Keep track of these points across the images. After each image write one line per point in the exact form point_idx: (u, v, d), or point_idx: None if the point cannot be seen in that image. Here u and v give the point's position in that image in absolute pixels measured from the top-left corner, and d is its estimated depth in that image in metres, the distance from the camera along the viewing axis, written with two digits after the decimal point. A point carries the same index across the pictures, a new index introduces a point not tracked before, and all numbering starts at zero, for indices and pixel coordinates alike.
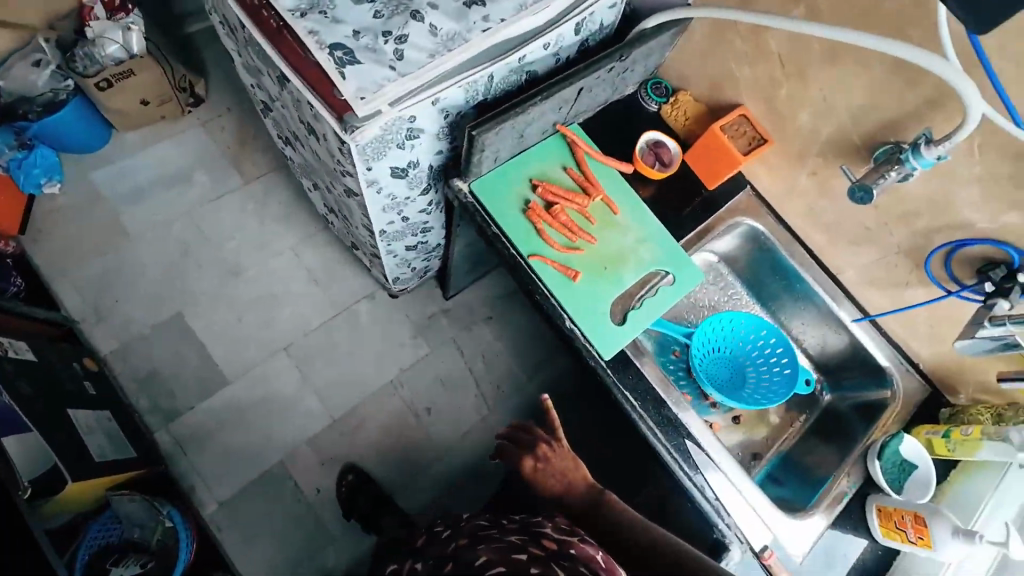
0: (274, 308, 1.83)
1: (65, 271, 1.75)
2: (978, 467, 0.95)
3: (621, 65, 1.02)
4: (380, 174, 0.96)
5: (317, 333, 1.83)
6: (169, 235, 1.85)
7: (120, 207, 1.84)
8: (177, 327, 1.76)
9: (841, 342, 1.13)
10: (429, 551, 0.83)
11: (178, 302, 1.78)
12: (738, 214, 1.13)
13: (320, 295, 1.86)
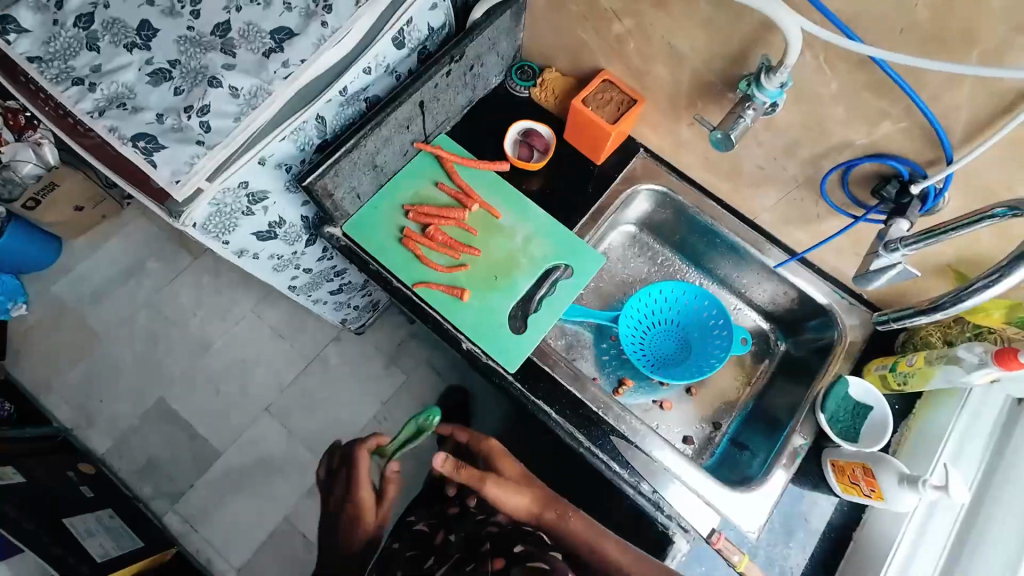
0: (248, 371, 1.85)
1: (48, 385, 1.82)
2: (934, 396, 0.86)
3: (463, 64, 0.97)
4: (246, 242, 0.94)
5: (292, 386, 1.83)
6: (134, 326, 1.89)
7: (85, 310, 1.90)
8: (162, 413, 1.81)
9: (776, 289, 1.07)
10: (449, 552, 0.79)
11: (157, 388, 1.83)
12: (637, 181, 1.07)
13: (290, 349, 1.86)
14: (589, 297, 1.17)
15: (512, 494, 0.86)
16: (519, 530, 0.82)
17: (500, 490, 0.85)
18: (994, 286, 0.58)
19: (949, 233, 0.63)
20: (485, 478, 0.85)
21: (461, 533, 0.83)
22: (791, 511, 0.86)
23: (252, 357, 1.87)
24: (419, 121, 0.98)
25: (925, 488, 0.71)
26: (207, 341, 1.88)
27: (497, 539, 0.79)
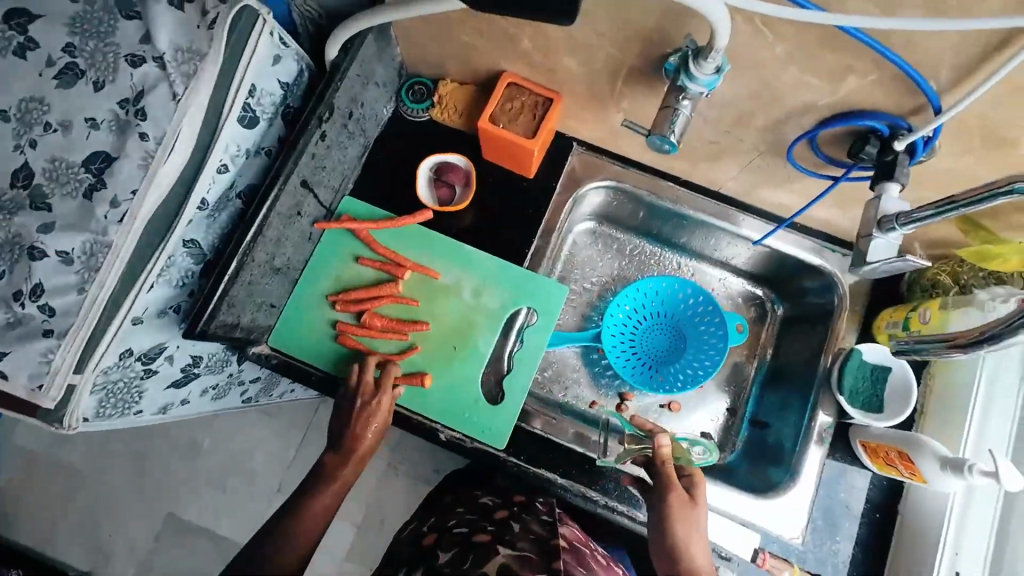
0: (245, 459, 1.42)
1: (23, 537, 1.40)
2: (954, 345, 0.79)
3: (339, 116, 0.80)
4: (165, 395, 0.82)
5: (299, 459, 1.42)
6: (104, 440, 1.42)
7: (55, 452, 1.44)
8: (178, 527, 1.42)
9: (760, 255, 0.98)
10: (499, 548, 0.73)
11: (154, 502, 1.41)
12: (580, 184, 0.94)
13: (272, 427, 1.43)
14: (565, 314, 1.06)
15: (677, 524, 0.70)
16: (577, 563, 0.73)
17: (679, 518, 0.70)
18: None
19: (966, 205, 0.55)
20: (694, 500, 0.72)
21: (525, 528, 0.77)
22: (832, 501, 0.82)
23: (250, 441, 1.44)
24: (310, 199, 0.82)
25: (972, 475, 0.64)
26: (197, 440, 1.45)
27: (535, 552, 0.72)
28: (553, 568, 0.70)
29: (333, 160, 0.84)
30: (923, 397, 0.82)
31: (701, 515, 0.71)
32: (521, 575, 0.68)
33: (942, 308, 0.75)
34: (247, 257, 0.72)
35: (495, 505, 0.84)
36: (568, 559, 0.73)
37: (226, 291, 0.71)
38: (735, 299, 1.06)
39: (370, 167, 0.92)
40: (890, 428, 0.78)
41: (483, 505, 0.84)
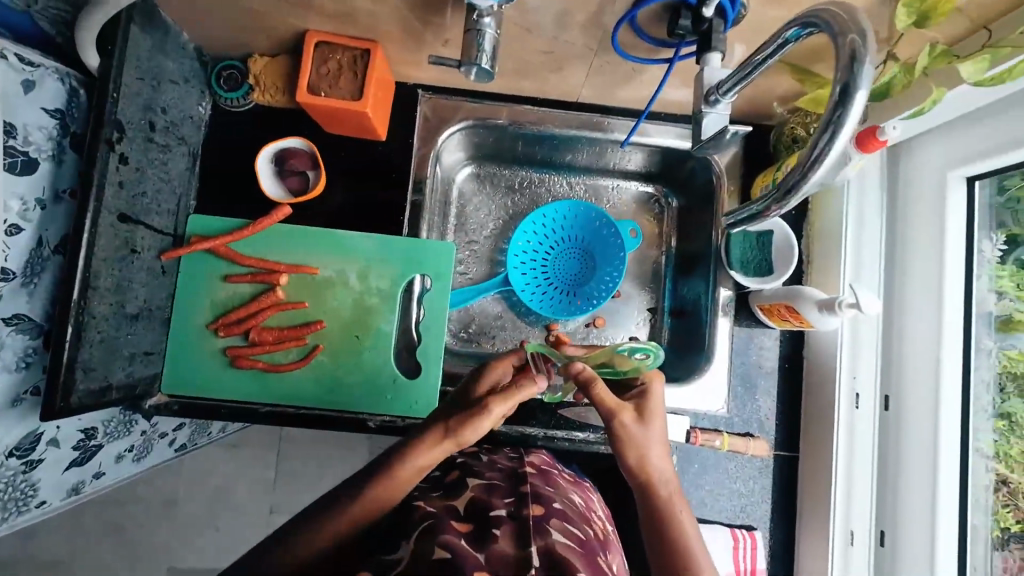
0: (218, 502, 1.35)
1: None
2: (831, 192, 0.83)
3: (137, 130, 0.69)
4: (69, 478, 0.77)
5: (274, 481, 1.35)
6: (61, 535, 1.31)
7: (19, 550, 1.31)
8: None
9: (636, 155, 0.97)
10: (466, 479, 0.70)
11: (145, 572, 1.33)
12: (438, 131, 0.88)
13: (234, 462, 1.35)
14: (471, 266, 1.03)
15: (627, 450, 0.65)
16: (545, 484, 0.72)
17: (628, 444, 0.65)
18: (838, 142, 0.44)
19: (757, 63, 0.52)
20: (643, 417, 0.67)
21: (495, 464, 0.75)
22: (747, 366, 0.88)
23: (225, 477, 1.36)
24: (141, 231, 0.73)
25: (843, 311, 0.70)
26: (170, 494, 1.35)
27: (504, 480, 0.71)
28: (522, 491, 0.68)
29: (153, 179, 0.74)
30: (805, 248, 0.87)
31: (660, 432, 0.67)
32: (494, 502, 0.65)
33: None
34: (84, 316, 0.64)
35: (455, 451, 0.80)
36: (535, 482, 0.72)
37: (74, 359, 0.63)
38: (632, 203, 1.05)
39: (208, 177, 0.84)
40: (780, 285, 0.82)
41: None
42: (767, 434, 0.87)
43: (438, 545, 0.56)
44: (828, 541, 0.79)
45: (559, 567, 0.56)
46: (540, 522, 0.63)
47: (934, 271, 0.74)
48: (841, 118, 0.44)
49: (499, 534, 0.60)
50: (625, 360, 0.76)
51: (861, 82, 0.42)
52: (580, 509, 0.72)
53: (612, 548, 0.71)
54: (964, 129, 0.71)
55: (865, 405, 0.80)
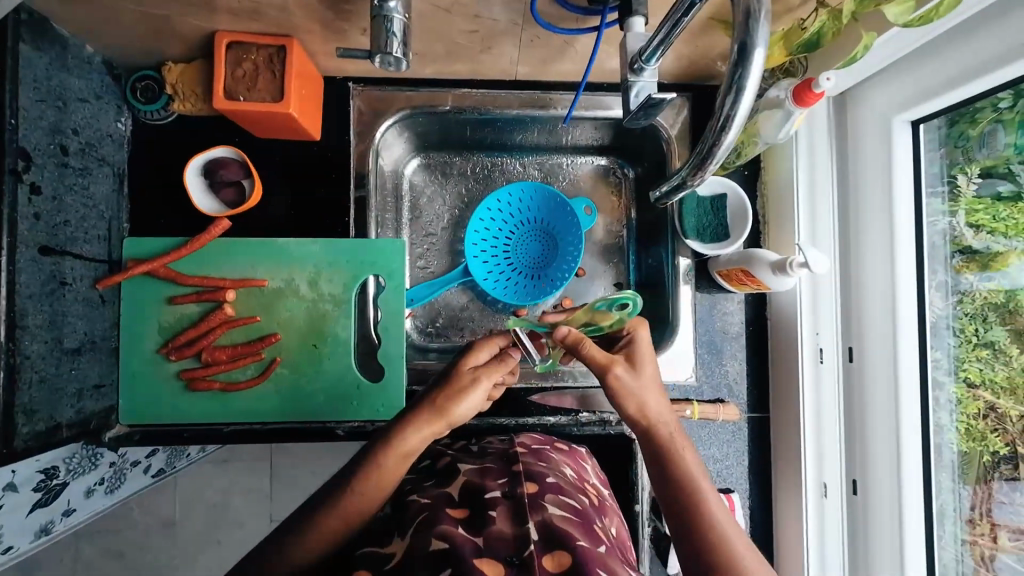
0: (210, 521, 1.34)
1: None
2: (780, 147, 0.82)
3: (47, 156, 0.65)
4: (35, 520, 0.76)
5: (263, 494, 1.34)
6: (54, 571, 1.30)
7: None
8: None
9: (584, 128, 0.95)
10: (460, 467, 0.72)
11: None
12: (375, 125, 0.85)
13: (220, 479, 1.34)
14: (431, 259, 1.01)
15: (624, 399, 0.63)
16: (538, 459, 0.73)
17: (623, 395, 0.63)
18: (742, 102, 0.44)
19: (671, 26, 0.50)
20: (635, 364, 0.65)
21: (487, 449, 0.78)
22: (712, 332, 0.88)
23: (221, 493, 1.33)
24: (69, 261, 0.70)
25: (794, 271, 0.69)
26: (167, 515, 1.32)
27: (497, 463, 0.73)
28: (514, 470, 0.70)
29: (74, 205, 0.70)
30: (761, 209, 0.87)
31: (653, 373, 0.65)
32: (488, 485, 0.67)
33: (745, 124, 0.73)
34: (15, 358, 0.61)
35: (449, 443, 0.82)
36: (528, 459, 0.73)
37: (14, 403, 0.61)
38: (588, 178, 1.03)
39: (140, 197, 0.81)
40: (735, 250, 0.81)
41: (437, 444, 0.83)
42: (737, 397, 0.87)
43: (434, 537, 0.58)
44: (800, 495, 0.81)
45: (554, 540, 0.58)
46: (533, 500, 0.64)
47: (883, 217, 0.73)
48: (741, 78, 0.43)
49: (495, 516, 0.62)
50: (605, 316, 0.70)
51: (757, 40, 0.42)
52: (575, 479, 0.73)
53: (609, 510, 0.73)
54: (904, 72, 0.69)
55: (828, 358, 0.80)
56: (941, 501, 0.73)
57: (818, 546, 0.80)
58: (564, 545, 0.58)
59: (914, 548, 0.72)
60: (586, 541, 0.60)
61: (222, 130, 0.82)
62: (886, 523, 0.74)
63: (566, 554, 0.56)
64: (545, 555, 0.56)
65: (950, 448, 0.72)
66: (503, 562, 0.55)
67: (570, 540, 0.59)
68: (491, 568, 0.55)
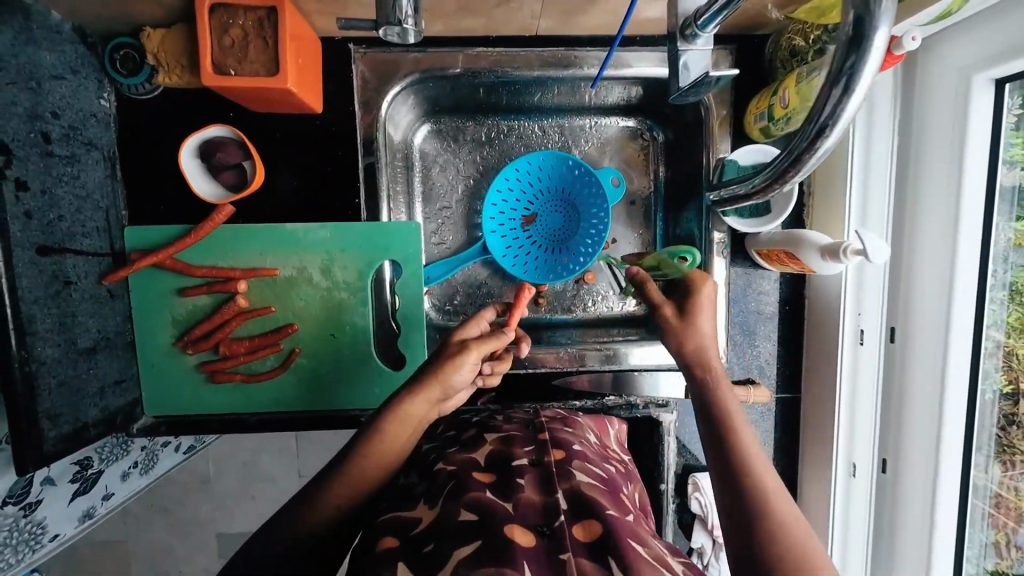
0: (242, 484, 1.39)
1: None
2: None
3: (29, 146, 0.59)
4: (78, 507, 0.77)
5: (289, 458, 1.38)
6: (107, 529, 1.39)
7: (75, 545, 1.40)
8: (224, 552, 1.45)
9: (612, 86, 0.85)
10: (486, 435, 0.70)
11: (193, 550, 1.43)
12: (381, 93, 0.76)
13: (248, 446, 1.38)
14: (446, 234, 0.95)
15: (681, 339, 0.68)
16: (564, 427, 0.72)
17: (691, 334, 0.68)
18: (850, 99, 0.42)
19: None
20: (689, 314, 0.69)
21: (511, 418, 0.76)
22: (745, 312, 0.83)
23: (251, 451, 1.37)
24: (71, 259, 0.66)
25: (847, 258, 0.63)
26: (203, 472, 1.37)
27: (523, 431, 0.71)
28: (541, 439, 0.69)
29: (66, 198, 0.65)
30: (807, 179, 0.80)
31: (710, 327, 0.69)
32: (515, 452, 0.65)
33: (797, 87, 0.65)
34: (30, 365, 0.59)
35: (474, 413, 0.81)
36: (555, 427, 0.72)
37: (36, 410, 0.60)
38: (613, 141, 0.94)
39: (136, 181, 0.75)
40: (776, 229, 0.75)
41: (463, 415, 0.82)
42: (768, 377, 0.85)
43: (462, 507, 0.55)
44: (829, 475, 0.80)
45: (583, 508, 0.57)
46: (560, 467, 0.62)
47: (948, 189, 0.65)
48: (855, 66, 0.40)
49: (523, 484, 0.59)
50: (671, 264, 0.74)
51: (872, 19, 0.39)
52: (599, 447, 0.72)
53: (635, 477, 0.72)
54: (991, 22, 0.59)
55: (869, 340, 0.76)
56: (972, 476, 0.73)
57: (844, 518, 0.80)
58: (593, 514, 0.56)
59: (944, 519, 0.72)
60: (614, 510, 0.59)
61: (214, 104, 0.74)
62: (915, 496, 0.74)
63: (595, 521, 0.55)
64: (574, 524, 0.55)
65: (988, 427, 0.71)
66: (535, 531, 0.53)
67: (598, 508, 0.57)
68: (523, 535, 0.53)
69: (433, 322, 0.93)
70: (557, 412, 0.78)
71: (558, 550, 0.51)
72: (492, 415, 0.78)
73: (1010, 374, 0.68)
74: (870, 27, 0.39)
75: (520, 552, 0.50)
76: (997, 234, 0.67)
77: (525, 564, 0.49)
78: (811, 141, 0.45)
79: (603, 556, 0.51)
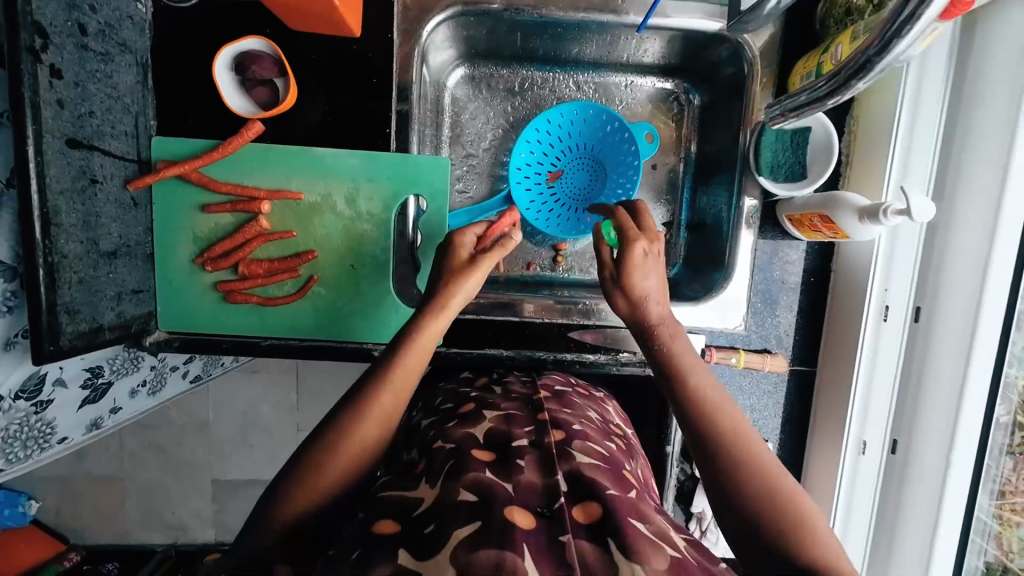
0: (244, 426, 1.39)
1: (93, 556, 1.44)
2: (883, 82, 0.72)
3: (65, 35, 0.58)
4: (86, 415, 0.78)
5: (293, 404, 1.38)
6: (109, 457, 1.40)
7: (76, 472, 1.41)
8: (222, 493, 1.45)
9: (653, 40, 0.83)
10: (484, 412, 0.67)
11: (191, 488, 1.44)
12: (421, 23, 0.75)
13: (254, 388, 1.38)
14: (470, 183, 0.94)
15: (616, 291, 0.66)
16: (563, 406, 0.70)
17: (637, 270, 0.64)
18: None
19: None
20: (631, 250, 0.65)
21: (509, 392, 0.74)
22: (769, 281, 0.83)
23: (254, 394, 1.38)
24: (98, 157, 0.65)
25: (889, 219, 0.62)
26: (203, 415, 1.38)
27: (522, 411, 0.68)
28: (540, 419, 0.66)
29: (99, 94, 0.64)
30: (846, 148, 0.78)
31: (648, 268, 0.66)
32: (515, 433, 0.63)
33: (852, 43, 0.63)
34: (53, 256, 0.58)
35: (470, 383, 0.78)
36: (553, 406, 0.69)
37: (57, 303, 0.59)
38: (647, 102, 0.92)
39: (166, 91, 0.74)
40: (809, 193, 0.74)
41: (459, 386, 0.78)
42: (785, 349, 0.84)
43: (462, 487, 0.53)
44: (839, 451, 0.79)
45: (584, 488, 0.54)
46: (561, 448, 0.60)
47: (995, 160, 0.64)
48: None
49: (523, 465, 0.57)
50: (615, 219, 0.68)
51: None
52: (600, 423, 0.70)
53: (636, 453, 0.70)
54: None
55: (894, 317, 0.74)
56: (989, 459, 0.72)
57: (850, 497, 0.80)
58: (594, 495, 0.54)
59: (952, 504, 0.72)
60: (615, 489, 0.56)
61: (251, 18, 0.73)
62: (927, 479, 0.73)
63: (595, 502, 0.53)
64: (574, 506, 0.53)
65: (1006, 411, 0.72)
66: (535, 512, 0.51)
67: (598, 488, 0.55)
68: (523, 517, 0.50)
69: None
70: (559, 388, 0.76)
71: (559, 532, 0.49)
72: (491, 385, 0.77)
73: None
74: None
75: (520, 535, 0.48)
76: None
77: (525, 548, 0.47)
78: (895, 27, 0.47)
79: (601, 537, 0.49)
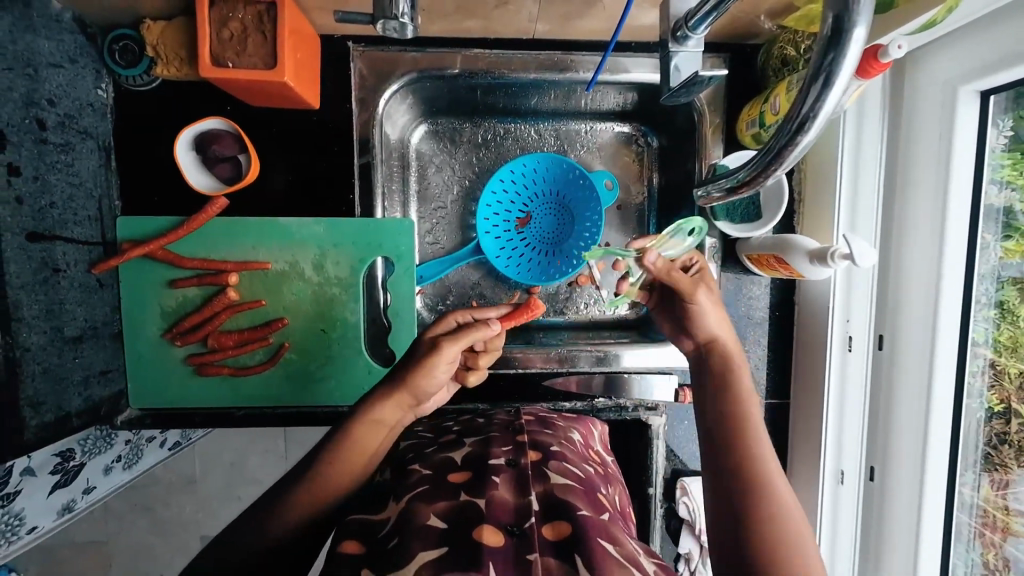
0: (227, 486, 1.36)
1: None
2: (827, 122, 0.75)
3: (22, 132, 0.59)
4: (56, 500, 0.77)
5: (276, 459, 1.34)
6: (91, 527, 1.36)
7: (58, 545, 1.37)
8: None
9: (607, 91, 0.86)
10: (465, 438, 0.67)
11: (177, 553, 1.39)
12: (378, 91, 0.77)
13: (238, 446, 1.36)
14: (440, 234, 0.94)
15: (696, 323, 0.68)
16: (543, 428, 0.70)
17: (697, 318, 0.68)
18: (830, 94, 0.39)
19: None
20: (704, 293, 0.69)
21: (492, 421, 0.73)
22: (736, 318, 0.84)
23: (238, 452, 1.35)
24: (61, 246, 0.65)
25: (835, 262, 0.66)
26: (188, 473, 1.34)
27: (501, 432, 0.68)
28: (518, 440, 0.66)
29: (59, 186, 0.65)
30: (798, 186, 0.81)
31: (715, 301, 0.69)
32: (491, 452, 0.63)
33: (786, 94, 0.67)
34: (14, 351, 0.58)
35: (452, 419, 0.78)
36: (533, 428, 0.69)
37: (18, 397, 0.59)
38: (608, 147, 0.95)
39: (130, 172, 0.75)
40: (766, 233, 0.76)
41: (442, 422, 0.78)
42: (758, 383, 0.86)
43: (433, 511, 0.53)
44: (818, 481, 0.80)
45: (556, 510, 0.54)
46: (535, 468, 0.60)
47: (937, 181, 0.66)
48: (834, 64, 0.39)
49: (496, 482, 0.57)
50: (679, 241, 0.71)
51: (857, 18, 0.37)
52: (581, 447, 0.69)
53: (614, 480, 0.68)
54: (978, 31, 0.61)
55: (858, 347, 0.76)
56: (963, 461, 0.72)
57: (832, 525, 0.80)
58: (565, 516, 0.53)
59: (931, 517, 0.72)
60: (587, 511, 0.55)
61: (211, 96, 0.75)
62: (904, 496, 0.73)
63: (566, 522, 0.52)
64: (545, 524, 0.53)
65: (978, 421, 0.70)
66: (504, 530, 0.51)
67: (572, 510, 0.54)
68: (492, 535, 0.51)
69: (424, 322, 0.93)
70: (539, 413, 0.76)
71: (526, 550, 0.50)
72: (474, 415, 0.77)
73: (1001, 394, 0.68)
74: (855, 26, 0.38)
75: (486, 551, 0.49)
76: (986, 221, 0.67)
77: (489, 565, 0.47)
78: (791, 136, 0.42)
79: (568, 555, 0.49)
